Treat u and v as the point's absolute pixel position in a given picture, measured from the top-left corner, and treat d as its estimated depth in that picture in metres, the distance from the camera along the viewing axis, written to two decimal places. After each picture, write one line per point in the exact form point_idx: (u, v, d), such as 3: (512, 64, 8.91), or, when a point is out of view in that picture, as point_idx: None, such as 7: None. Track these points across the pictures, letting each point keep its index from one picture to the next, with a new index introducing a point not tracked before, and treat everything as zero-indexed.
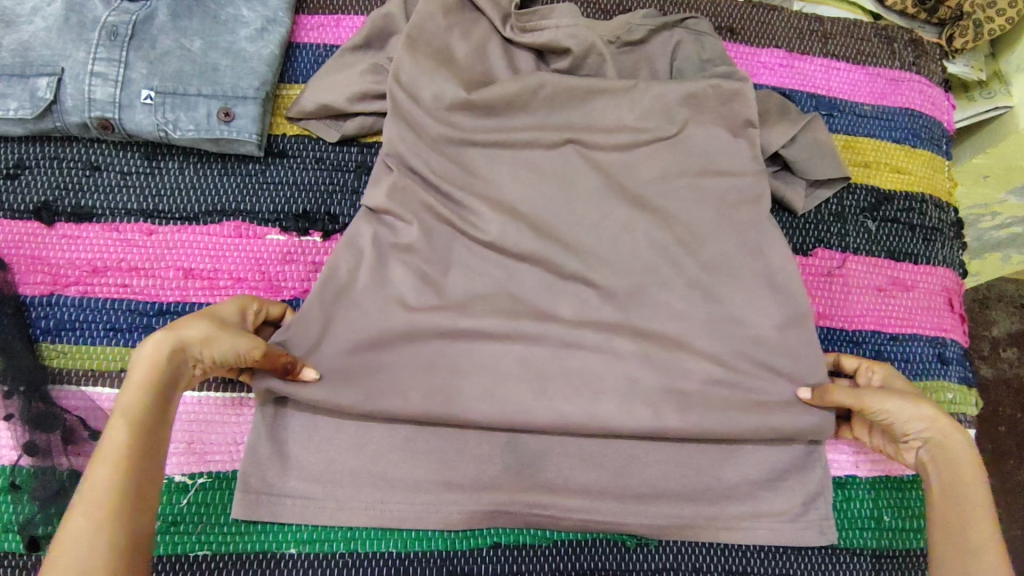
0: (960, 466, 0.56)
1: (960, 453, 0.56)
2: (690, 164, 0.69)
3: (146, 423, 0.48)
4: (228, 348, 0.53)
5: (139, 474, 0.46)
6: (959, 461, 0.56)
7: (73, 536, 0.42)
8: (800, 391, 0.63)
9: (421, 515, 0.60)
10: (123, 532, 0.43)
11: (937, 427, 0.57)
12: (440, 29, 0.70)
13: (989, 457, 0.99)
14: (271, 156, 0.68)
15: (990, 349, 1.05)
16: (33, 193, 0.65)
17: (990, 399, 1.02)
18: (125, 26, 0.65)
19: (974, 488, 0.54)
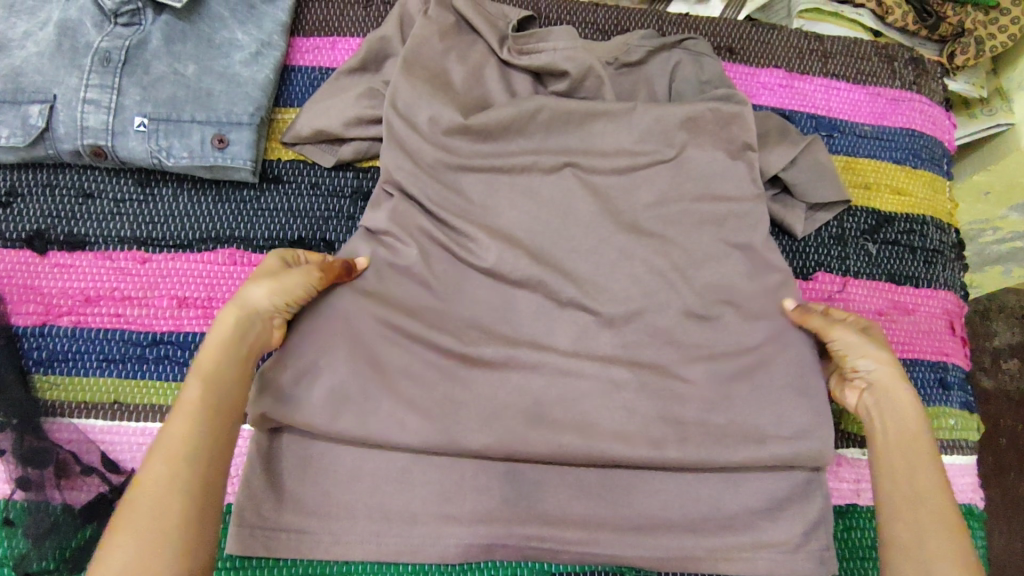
0: (915, 420, 0.57)
1: (904, 400, 0.58)
2: (689, 188, 0.69)
3: (221, 381, 0.51)
4: (285, 297, 0.57)
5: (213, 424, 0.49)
6: (908, 415, 0.57)
7: (153, 480, 0.46)
8: (785, 301, 0.65)
9: (418, 548, 0.59)
10: (191, 483, 0.46)
11: (883, 371, 0.59)
12: (436, 54, 0.69)
13: (990, 471, 0.99)
14: (266, 182, 0.68)
15: (992, 361, 1.04)
16: (25, 221, 0.64)
17: (991, 412, 1.02)
18: (118, 52, 0.64)
19: (921, 441, 0.55)
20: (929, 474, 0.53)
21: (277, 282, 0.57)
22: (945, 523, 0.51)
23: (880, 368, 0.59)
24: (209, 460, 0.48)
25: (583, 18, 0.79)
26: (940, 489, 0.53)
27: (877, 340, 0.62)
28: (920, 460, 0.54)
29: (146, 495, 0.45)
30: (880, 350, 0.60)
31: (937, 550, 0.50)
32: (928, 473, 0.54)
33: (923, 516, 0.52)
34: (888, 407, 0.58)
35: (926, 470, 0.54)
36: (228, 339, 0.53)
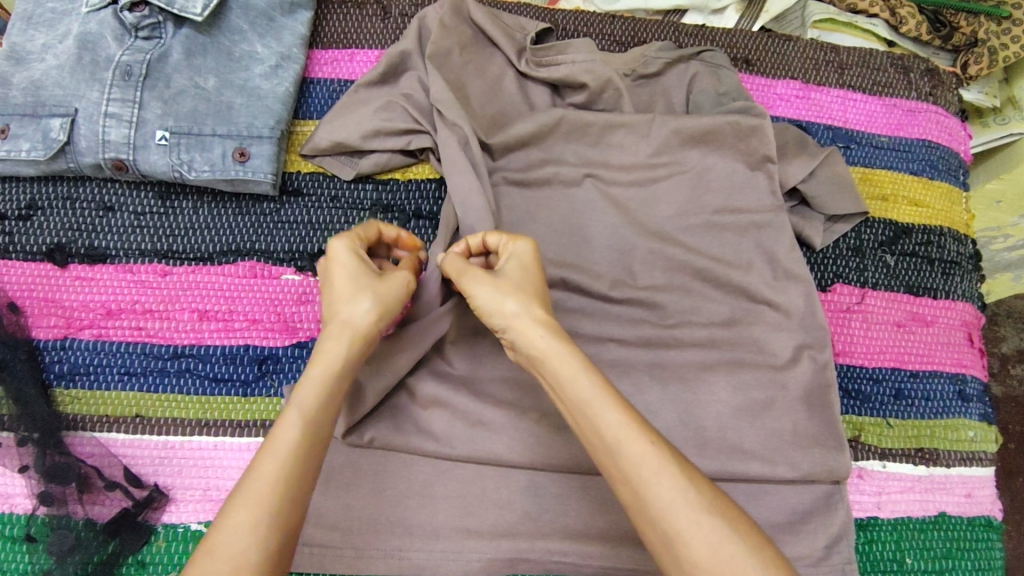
0: (581, 371, 0.49)
1: (548, 341, 0.51)
2: (707, 200, 0.69)
3: (320, 417, 0.47)
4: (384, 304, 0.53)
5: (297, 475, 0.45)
6: (575, 362, 0.50)
7: (231, 532, 0.42)
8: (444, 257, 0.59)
9: (440, 564, 0.58)
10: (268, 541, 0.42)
11: (520, 318, 0.53)
12: (454, 67, 0.70)
13: (1001, 476, 0.99)
14: (285, 195, 0.68)
15: (1000, 367, 1.05)
16: (45, 234, 0.64)
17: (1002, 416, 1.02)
18: (139, 65, 0.64)
19: (596, 388, 0.49)
20: (616, 428, 0.47)
21: (376, 297, 0.53)
22: (655, 471, 0.45)
23: (520, 310, 0.53)
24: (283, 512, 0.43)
25: (600, 29, 0.80)
26: (636, 437, 0.46)
27: (513, 280, 0.55)
28: (596, 408, 0.48)
29: (223, 549, 0.41)
30: (501, 295, 0.54)
31: (668, 503, 0.45)
32: (610, 419, 0.47)
33: (626, 472, 0.46)
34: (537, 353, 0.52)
35: (601, 416, 0.47)
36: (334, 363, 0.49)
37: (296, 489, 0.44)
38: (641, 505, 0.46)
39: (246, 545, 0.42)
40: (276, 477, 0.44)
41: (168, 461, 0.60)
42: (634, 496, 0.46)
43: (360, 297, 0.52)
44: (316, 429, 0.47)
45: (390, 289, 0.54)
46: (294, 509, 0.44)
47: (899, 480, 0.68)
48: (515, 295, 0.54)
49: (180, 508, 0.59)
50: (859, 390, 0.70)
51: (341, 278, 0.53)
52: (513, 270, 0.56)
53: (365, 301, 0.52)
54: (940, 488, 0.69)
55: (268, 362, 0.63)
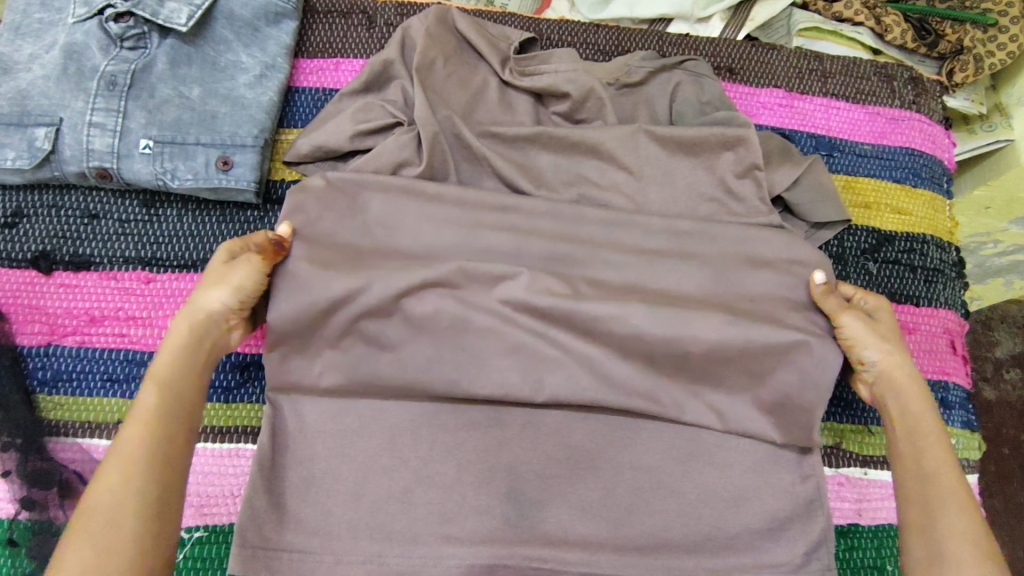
0: (922, 406, 0.60)
1: (917, 390, 0.61)
2: (685, 207, 0.70)
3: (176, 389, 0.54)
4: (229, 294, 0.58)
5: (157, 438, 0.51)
6: (931, 413, 0.59)
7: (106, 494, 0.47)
8: (816, 275, 0.65)
9: (419, 569, 0.59)
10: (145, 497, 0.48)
11: (891, 360, 0.62)
12: (438, 77, 0.71)
13: (993, 479, 1.03)
14: (269, 202, 0.69)
15: (994, 371, 1.08)
16: (30, 242, 0.65)
17: (993, 421, 1.06)
18: (124, 75, 0.65)
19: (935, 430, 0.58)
20: (941, 465, 0.56)
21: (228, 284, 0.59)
22: (961, 508, 0.53)
23: (885, 351, 0.62)
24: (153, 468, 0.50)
25: (584, 38, 0.80)
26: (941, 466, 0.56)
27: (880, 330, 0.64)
28: (925, 442, 0.58)
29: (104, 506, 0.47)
30: (885, 342, 0.62)
31: (943, 514, 0.53)
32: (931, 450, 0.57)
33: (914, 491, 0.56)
34: (903, 391, 0.61)
35: (924, 451, 0.57)
36: (184, 345, 0.56)
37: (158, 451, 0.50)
38: (926, 529, 0.53)
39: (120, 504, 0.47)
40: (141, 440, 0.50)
41: None
42: (921, 522, 0.54)
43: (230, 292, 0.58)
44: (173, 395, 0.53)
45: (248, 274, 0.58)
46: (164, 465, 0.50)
47: (880, 487, 0.68)
48: (887, 343, 0.62)
49: None
50: (842, 398, 0.70)
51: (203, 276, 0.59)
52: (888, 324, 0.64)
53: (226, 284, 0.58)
54: None
55: (251, 369, 0.65)
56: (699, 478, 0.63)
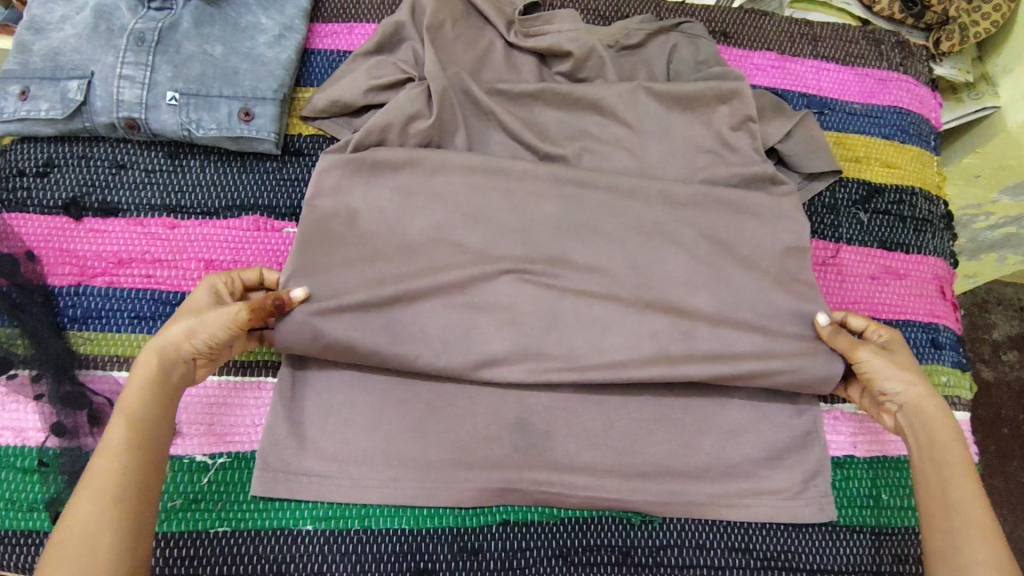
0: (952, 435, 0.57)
1: (940, 421, 0.58)
2: (684, 158, 0.74)
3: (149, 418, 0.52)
4: (208, 331, 0.56)
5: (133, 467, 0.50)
6: (959, 448, 0.56)
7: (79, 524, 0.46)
8: (818, 316, 0.65)
9: (433, 493, 0.61)
10: (116, 525, 0.47)
11: (915, 392, 0.59)
12: (447, 37, 0.75)
13: (993, 458, 1.07)
14: (288, 154, 0.72)
15: (991, 353, 1.15)
16: (61, 190, 0.68)
17: (993, 401, 1.11)
18: (152, 32, 0.69)
19: (964, 463, 0.55)
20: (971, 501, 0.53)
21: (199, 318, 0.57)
22: (984, 538, 0.51)
23: (907, 380, 0.60)
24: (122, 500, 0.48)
25: (586, 5, 0.84)
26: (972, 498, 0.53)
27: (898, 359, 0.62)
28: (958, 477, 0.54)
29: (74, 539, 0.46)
30: (907, 372, 0.60)
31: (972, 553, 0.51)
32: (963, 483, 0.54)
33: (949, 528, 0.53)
34: (925, 418, 0.58)
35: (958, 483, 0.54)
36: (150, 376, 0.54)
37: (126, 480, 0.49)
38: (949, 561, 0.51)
39: (93, 532, 0.46)
40: (112, 467, 0.49)
41: None
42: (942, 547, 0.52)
43: (212, 326, 0.57)
44: (147, 424, 0.52)
45: (229, 317, 0.57)
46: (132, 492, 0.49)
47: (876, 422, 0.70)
48: (908, 372, 0.60)
49: (186, 441, 0.62)
50: None
51: (187, 309, 0.58)
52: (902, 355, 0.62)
53: (208, 318, 0.57)
54: None
55: None
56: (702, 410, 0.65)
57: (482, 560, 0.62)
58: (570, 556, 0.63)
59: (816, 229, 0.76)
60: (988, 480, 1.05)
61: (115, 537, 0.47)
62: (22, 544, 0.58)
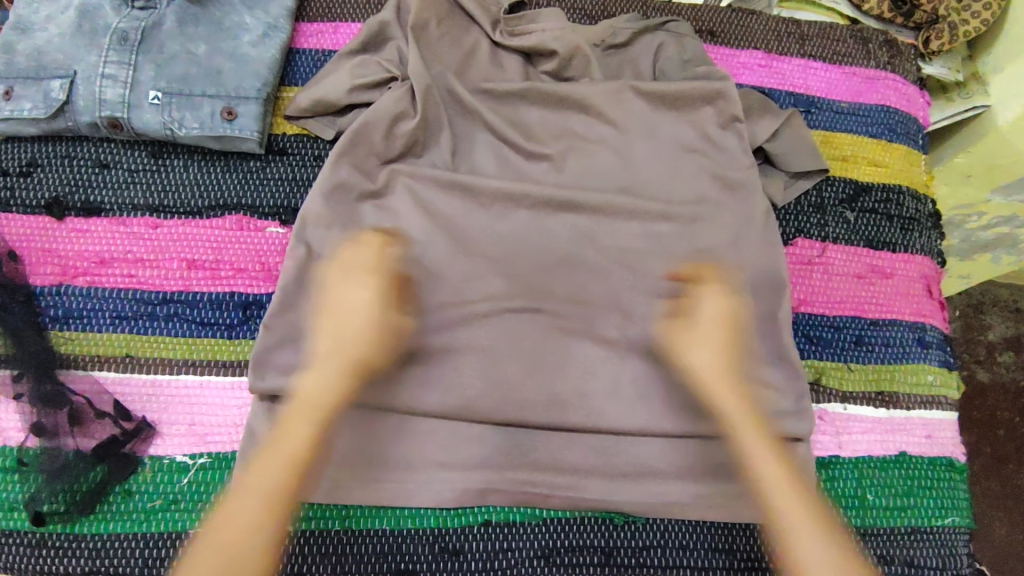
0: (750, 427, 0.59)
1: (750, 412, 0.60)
2: (670, 156, 0.73)
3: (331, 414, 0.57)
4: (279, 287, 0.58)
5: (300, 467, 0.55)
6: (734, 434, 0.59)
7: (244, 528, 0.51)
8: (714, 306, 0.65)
9: (414, 494, 0.61)
10: (270, 526, 0.52)
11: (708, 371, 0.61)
12: (432, 36, 0.75)
13: (989, 461, 1.06)
14: (271, 153, 0.72)
15: (987, 354, 1.14)
16: (44, 190, 0.68)
17: (989, 403, 1.10)
18: (135, 32, 0.69)
19: (771, 465, 0.57)
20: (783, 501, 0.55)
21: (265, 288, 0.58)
22: (809, 539, 0.54)
23: (707, 361, 0.61)
24: (276, 502, 0.53)
25: (572, 4, 0.84)
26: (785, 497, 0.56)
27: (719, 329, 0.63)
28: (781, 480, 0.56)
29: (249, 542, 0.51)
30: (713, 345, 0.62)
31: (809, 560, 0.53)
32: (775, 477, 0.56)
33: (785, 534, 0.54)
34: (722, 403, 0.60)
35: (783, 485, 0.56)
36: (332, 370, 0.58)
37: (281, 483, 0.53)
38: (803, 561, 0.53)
39: (257, 538, 0.51)
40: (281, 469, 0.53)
41: (157, 397, 0.63)
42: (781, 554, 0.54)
43: (331, 327, 0.60)
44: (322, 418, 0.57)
45: (388, 325, 0.61)
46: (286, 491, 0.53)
47: (861, 422, 0.70)
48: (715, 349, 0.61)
49: (166, 441, 0.62)
50: (822, 337, 0.72)
51: None
52: (711, 316, 0.63)
53: (369, 329, 0.60)
54: (902, 429, 0.70)
55: (252, 308, 0.66)
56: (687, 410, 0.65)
57: (463, 560, 0.62)
58: (552, 557, 0.63)
59: (803, 228, 0.76)
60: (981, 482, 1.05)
61: (257, 543, 0.51)
62: (6, 544, 0.58)
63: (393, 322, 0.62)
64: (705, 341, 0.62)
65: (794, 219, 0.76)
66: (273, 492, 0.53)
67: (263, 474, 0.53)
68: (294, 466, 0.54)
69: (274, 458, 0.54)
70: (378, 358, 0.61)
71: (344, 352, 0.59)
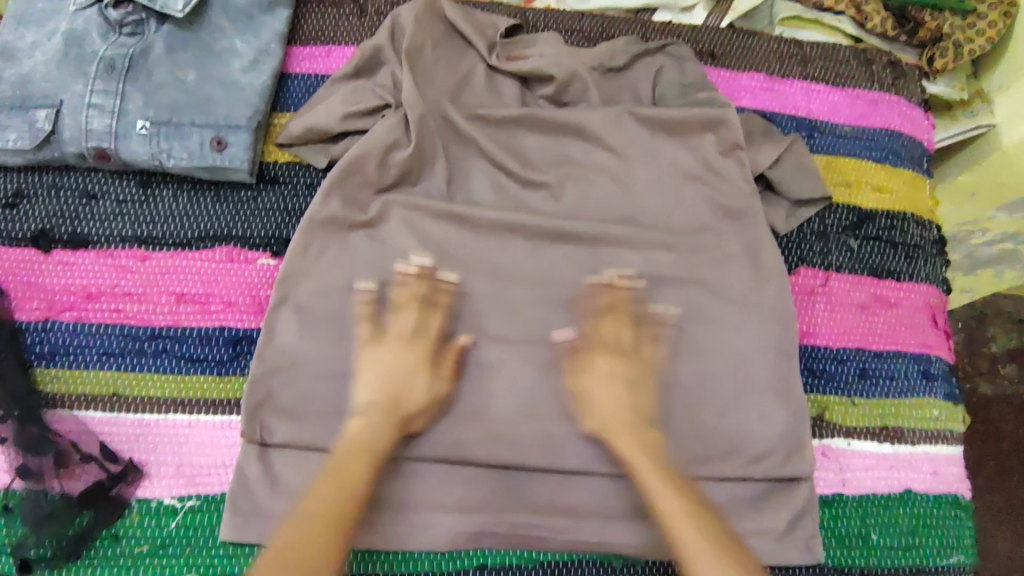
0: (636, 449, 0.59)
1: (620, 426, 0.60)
2: (671, 184, 0.72)
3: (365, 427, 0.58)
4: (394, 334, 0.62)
5: (348, 490, 0.55)
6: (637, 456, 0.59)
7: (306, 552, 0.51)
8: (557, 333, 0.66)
9: (408, 538, 0.61)
10: (323, 538, 0.52)
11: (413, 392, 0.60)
12: (426, 62, 0.73)
13: (995, 476, 1.04)
14: (262, 182, 0.70)
15: (991, 365, 1.11)
16: (30, 221, 0.67)
17: (993, 417, 1.08)
18: (123, 59, 0.67)
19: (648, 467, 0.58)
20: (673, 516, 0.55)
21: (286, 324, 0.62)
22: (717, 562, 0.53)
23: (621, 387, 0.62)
24: (308, 520, 0.53)
25: (570, 26, 0.82)
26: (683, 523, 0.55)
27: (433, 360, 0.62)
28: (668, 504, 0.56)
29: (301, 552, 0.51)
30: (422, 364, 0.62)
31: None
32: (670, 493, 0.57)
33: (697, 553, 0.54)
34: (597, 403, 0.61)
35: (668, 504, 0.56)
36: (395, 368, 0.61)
37: (319, 505, 0.54)
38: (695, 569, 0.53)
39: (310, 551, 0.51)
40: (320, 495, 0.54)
41: (143, 438, 0.61)
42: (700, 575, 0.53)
43: (376, 391, 0.60)
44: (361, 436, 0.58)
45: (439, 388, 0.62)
46: (327, 500, 0.54)
47: (866, 458, 0.68)
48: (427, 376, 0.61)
49: (154, 483, 0.60)
50: (824, 370, 0.71)
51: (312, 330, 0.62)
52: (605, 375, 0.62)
53: (420, 400, 0.61)
54: (906, 465, 0.69)
55: (242, 343, 0.65)
56: (685, 450, 0.64)
57: None
58: None
59: (805, 257, 0.74)
60: (987, 497, 1.03)
61: (321, 552, 0.51)
62: None
63: (439, 392, 0.62)
64: (618, 382, 0.62)
65: (797, 247, 0.75)
66: (330, 511, 0.54)
67: (314, 503, 0.54)
68: (343, 485, 0.55)
69: (336, 483, 0.55)
70: (419, 419, 0.61)
71: (396, 409, 0.59)
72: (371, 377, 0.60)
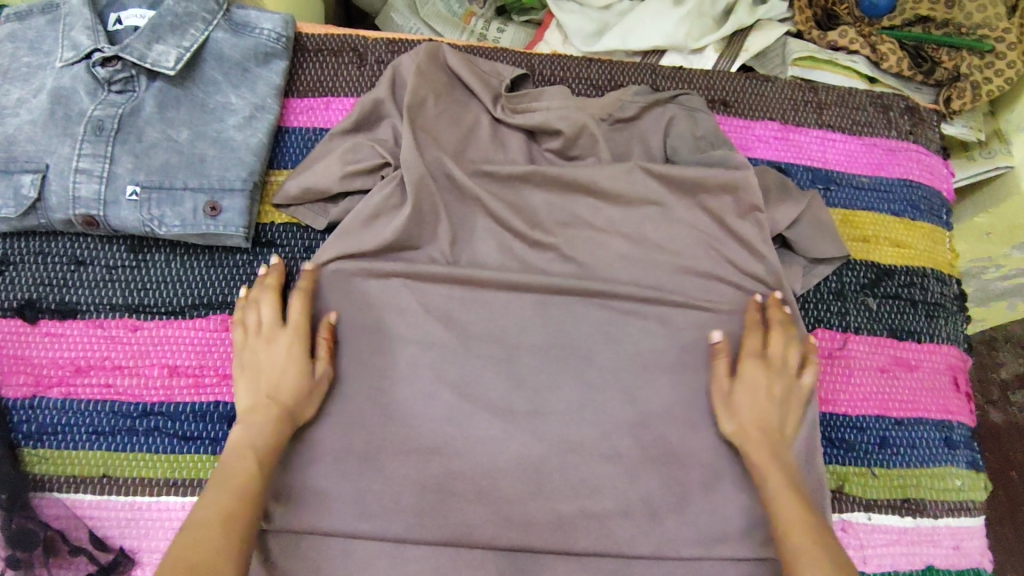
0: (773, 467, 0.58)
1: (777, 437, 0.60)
2: (684, 243, 0.69)
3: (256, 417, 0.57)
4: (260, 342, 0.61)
5: (235, 485, 0.53)
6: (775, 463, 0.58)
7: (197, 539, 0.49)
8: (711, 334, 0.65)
9: None
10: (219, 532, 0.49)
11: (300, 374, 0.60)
12: (428, 117, 0.70)
13: (1005, 508, 1.02)
14: (258, 246, 0.68)
15: (1000, 394, 1.09)
16: (17, 290, 0.64)
17: (1004, 446, 1.05)
18: (111, 120, 0.64)
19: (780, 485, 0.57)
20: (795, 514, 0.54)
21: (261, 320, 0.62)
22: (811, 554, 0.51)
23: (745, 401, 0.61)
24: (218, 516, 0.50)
25: (577, 73, 0.79)
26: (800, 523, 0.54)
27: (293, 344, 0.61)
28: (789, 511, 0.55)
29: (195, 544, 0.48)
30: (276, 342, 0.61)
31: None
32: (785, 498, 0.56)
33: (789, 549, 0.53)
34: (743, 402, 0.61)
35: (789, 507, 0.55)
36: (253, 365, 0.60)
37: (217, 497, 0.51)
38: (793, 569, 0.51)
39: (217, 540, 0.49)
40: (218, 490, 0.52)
41: (135, 524, 0.59)
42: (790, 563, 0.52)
43: (252, 389, 0.59)
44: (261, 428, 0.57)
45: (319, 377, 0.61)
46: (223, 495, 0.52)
47: (887, 534, 0.66)
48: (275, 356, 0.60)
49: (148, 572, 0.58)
50: (844, 439, 0.68)
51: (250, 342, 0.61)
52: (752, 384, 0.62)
53: (291, 389, 0.59)
54: (928, 540, 0.67)
55: (238, 420, 0.62)
56: (701, 530, 0.61)
57: None
58: None
59: (823, 318, 0.72)
60: (997, 529, 1.00)
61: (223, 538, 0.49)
62: None
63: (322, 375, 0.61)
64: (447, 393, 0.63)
65: (814, 307, 0.72)
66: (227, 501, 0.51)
67: (214, 494, 0.52)
68: (228, 485, 0.52)
69: (231, 478, 0.53)
70: (305, 409, 0.60)
71: (276, 402, 0.58)
72: (267, 372, 0.60)
